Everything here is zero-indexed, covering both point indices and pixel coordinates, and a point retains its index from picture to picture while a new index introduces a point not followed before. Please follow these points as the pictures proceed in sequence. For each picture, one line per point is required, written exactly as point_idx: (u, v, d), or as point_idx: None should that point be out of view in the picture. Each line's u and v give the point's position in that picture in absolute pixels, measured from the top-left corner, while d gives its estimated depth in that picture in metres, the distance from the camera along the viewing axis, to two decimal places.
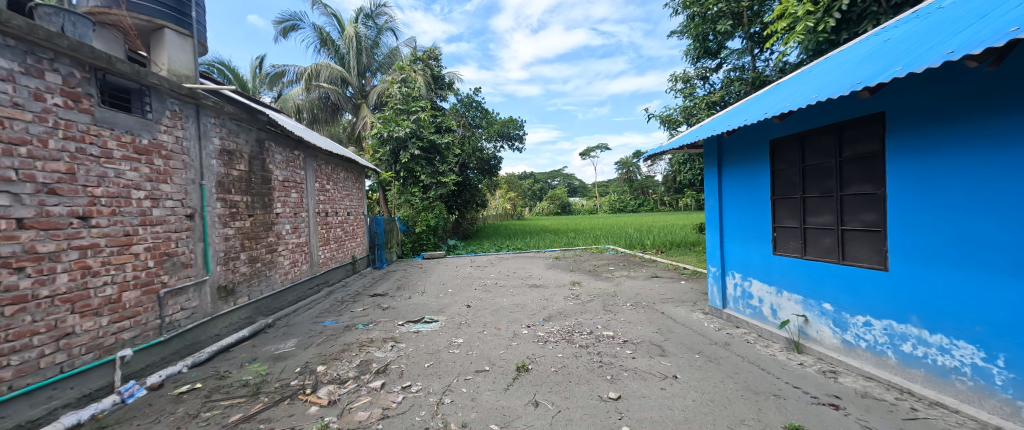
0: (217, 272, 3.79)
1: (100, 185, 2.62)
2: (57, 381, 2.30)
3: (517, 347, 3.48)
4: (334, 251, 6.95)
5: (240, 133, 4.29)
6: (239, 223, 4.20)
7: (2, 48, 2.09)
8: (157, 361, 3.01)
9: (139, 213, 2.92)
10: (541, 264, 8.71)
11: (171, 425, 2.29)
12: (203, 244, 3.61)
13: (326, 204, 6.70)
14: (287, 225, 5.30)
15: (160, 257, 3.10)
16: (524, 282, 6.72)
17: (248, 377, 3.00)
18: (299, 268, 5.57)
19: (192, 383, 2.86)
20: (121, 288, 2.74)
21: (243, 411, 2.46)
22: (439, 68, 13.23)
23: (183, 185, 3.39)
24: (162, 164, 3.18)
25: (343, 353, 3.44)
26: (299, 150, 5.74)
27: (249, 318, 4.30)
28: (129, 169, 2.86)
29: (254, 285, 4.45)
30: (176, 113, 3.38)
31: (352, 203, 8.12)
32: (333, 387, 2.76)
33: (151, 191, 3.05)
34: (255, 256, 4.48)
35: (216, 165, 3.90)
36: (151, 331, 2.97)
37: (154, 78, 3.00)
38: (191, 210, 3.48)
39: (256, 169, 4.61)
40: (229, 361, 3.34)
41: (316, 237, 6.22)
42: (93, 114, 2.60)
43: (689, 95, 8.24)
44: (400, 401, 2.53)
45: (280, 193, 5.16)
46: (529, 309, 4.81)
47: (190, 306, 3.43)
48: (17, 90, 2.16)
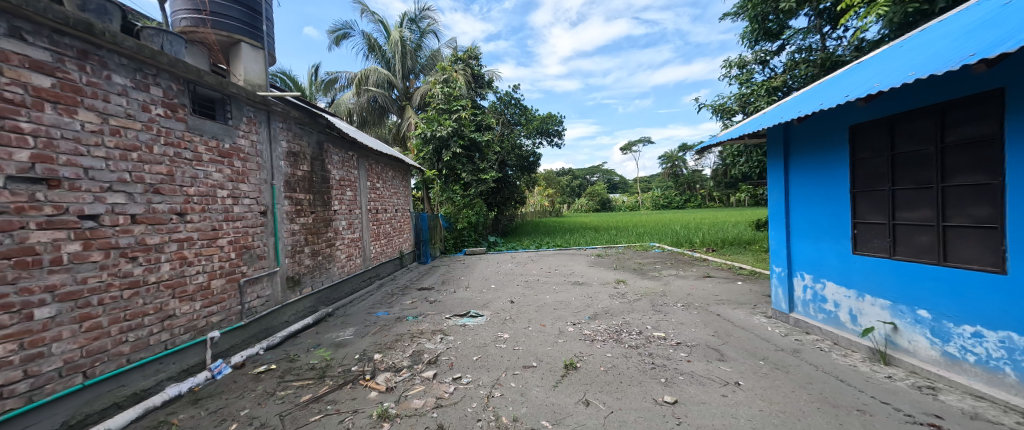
0: (286, 264, 4.14)
1: (193, 186, 2.96)
2: (162, 357, 2.63)
3: (563, 344, 3.43)
4: (383, 246, 7.31)
5: (303, 136, 4.63)
6: (303, 219, 4.55)
7: (118, 66, 2.43)
8: (239, 342, 3.36)
9: (223, 210, 3.27)
10: (583, 262, 8.53)
11: (253, 401, 2.55)
12: (274, 238, 3.96)
13: (377, 202, 7.06)
14: (343, 222, 5.65)
15: (240, 250, 3.45)
16: (566, 279, 6.64)
17: (315, 361, 3.25)
18: (353, 262, 5.93)
19: (267, 364, 3.16)
20: (210, 276, 3.09)
21: (312, 392, 2.67)
22: (478, 67, 13.40)
23: (257, 185, 3.74)
24: (240, 165, 3.52)
25: (396, 343, 3.61)
26: (353, 151, 6.11)
27: (312, 307, 4.66)
28: (215, 171, 3.20)
29: (316, 276, 4.80)
30: (251, 119, 3.72)
31: (400, 201, 8.49)
32: (389, 374, 2.90)
33: (232, 190, 3.39)
34: (317, 250, 4.84)
35: (284, 166, 4.25)
36: (233, 316, 3.32)
37: (233, 88, 3.33)
38: (264, 207, 3.82)
39: (317, 169, 4.96)
40: (297, 345, 3.65)
41: (368, 234, 6.57)
42: (187, 123, 2.94)
43: (745, 81, 7.64)
44: (452, 391, 2.61)
45: (337, 191, 5.51)
46: (574, 307, 4.74)
47: (265, 294, 3.77)
48: (129, 103, 2.49)
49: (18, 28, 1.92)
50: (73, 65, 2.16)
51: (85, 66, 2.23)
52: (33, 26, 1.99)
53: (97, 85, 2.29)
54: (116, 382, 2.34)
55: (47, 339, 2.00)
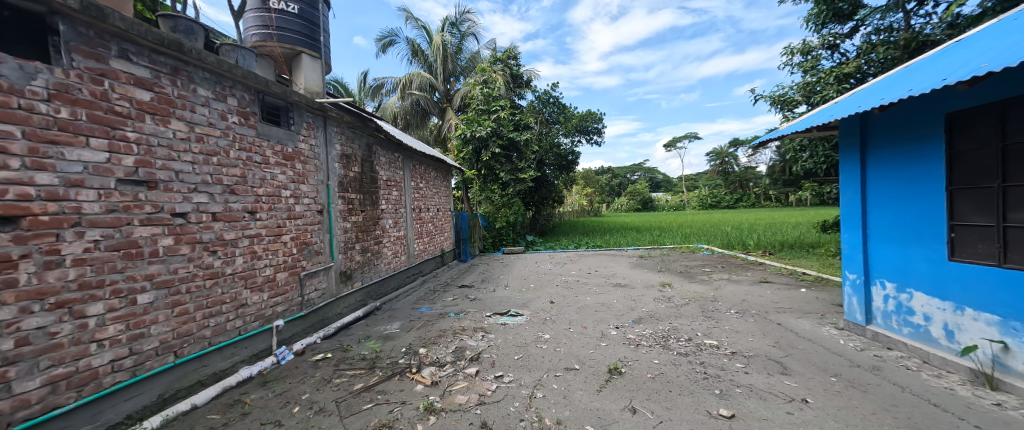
0: (339, 259, 4.42)
1: (262, 186, 3.25)
2: (237, 341, 2.92)
3: (607, 348, 3.33)
4: (426, 244, 7.56)
5: (354, 139, 4.90)
6: (355, 218, 4.83)
7: (202, 80, 2.72)
8: (299, 331, 3.64)
9: (287, 209, 3.55)
10: (625, 263, 8.25)
11: (313, 387, 2.74)
12: (329, 235, 4.23)
13: (420, 202, 7.32)
14: (390, 220, 5.92)
15: (300, 245, 3.73)
16: (607, 280, 6.46)
17: (366, 352, 3.43)
18: (399, 259, 6.20)
19: (324, 352, 3.39)
20: (276, 269, 3.37)
21: (364, 381, 2.81)
22: (518, 66, 13.44)
23: (315, 185, 4.02)
24: (301, 167, 3.80)
25: (440, 338, 3.71)
26: (399, 152, 6.37)
27: (362, 300, 4.93)
28: (280, 173, 3.49)
29: (366, 272, 5.07)
30: (310, 124, 4.00)
31: (441, 200, 8.75)
32: (434, 369, 2.98)
33: (294, 191, 3.67)
34: (366, 247, 5.11)
35: (339, 168, 4.53)
36: (295, 306, 3.60)
37: (296, 96, 3.60)
38: (321, 206, 4.11)
39: (367, 171, 5.23)
40: (350, 336, 3.88)
41: (412, 232, 6.83)
42: (258, 129, 3.23)
43: (810, 69, 6.97)
44: (495, 389, 2.63)
45: (384, 191, 5.78)
46: (617, 310, 4.59)
47: (321, 288, 4.05)
48: (211, 113, 2.78)
49: (126, 50, 2.22)
50: (167, 81, 2.45)
51: (176, 81, 2.52)
52: (137, 48, 2.28)
53: (186, 98, 2.58)
54: (200, 362, 2.63)
55: (146, 321, 2.29)
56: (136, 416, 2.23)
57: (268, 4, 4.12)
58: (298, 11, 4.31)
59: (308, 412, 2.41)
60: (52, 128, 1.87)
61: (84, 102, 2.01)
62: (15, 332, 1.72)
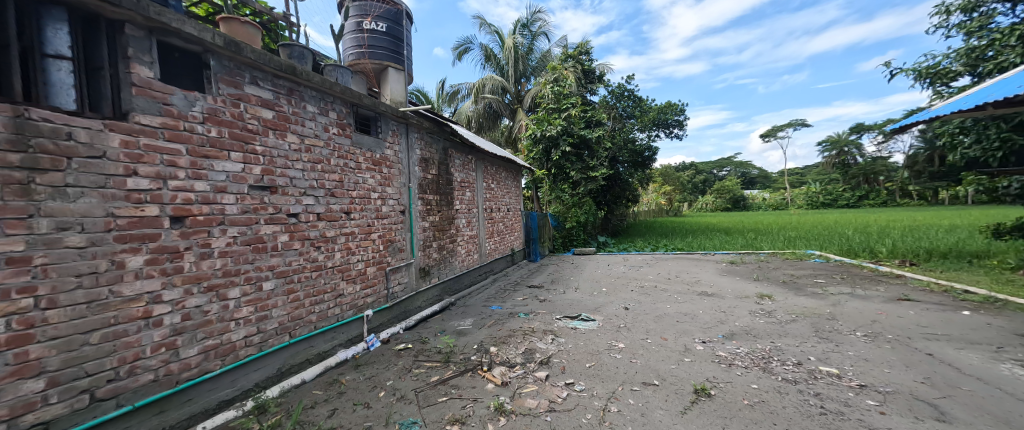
0: (419, 256, 4.73)
1: (355, 189, 3.62)
2: (336, 327, 3.31)
3: (691, 365, 3.00)
4: (497, 243, 7.74)
5: (432, 143, 5.20)
6: (432, 217, 5.13)
7: (310, 97, 3.12)
8: (385, 321, 3.99)
9: (375, 210, 3.91)
10: (711, 270, 7.42)
11: (395, 374, 2.96)
12: (411, 233, 4.56)
13: (491, 202, 7.52)
14: (463, 220, 6.17)
15: (386, 242, 4.07)
16: (690, 288, 5.87)
17: (441, 345, 3.61)
18: (471, 257, 6.43)
19: (405, 343, 3.66)
20: (366, 264, 3.73)
21: (440, 374, 2.95)
22: (590, 61, 13.01)
23: (399, 188, 4.36)
24: (387, 171, 4.15)
25: (510, 338, 3.74)
26: (472, 154, 6.62)
27: (438, 295, 5.22)
28: (370, 177, 3.85)
29: (442, 268, 5.36)
30: (395, 132, 4.35)
31: (512, 200, 8.87)
32: (504, 369, 3.00)
33: (382, 193, 4.02)
34: (442, 245, 5.39)
35: (419, 171, 4.85)
36: (381, 299, 3.94)
37: (383, 106, 3.94)
38: (404, 207, 4.44)
39: (443, 173, 5.52)
40: (427, 329, 4.13)
41: (484, 231, 7.04)
42: (353, 138, 3.61)
43: (976, 30, 5.45)
44: (566, 397, 2.54)
45: (458, 192, 6.04)
46: (703, 322, 4.12)
47: (403, 282, 4.37)
48: (316, 126, 3.17)
49: (255, 76, 2.64)
50: (285, 100, 2.86)
51: (292, 100, 2.93)
52: (263, 74, 2.70)
53: (298, 114, 2.98)
54: (308, 343, 3.02)
55: (269, 305, 2.70)
56: (262, 384, 2.64)
57: (362, 25, 4.62)
58: (386, 28, 4.74)
59: (391, 398, 2.59)
60: (206, 145, 2.30)
61: (227, 123, 2.43)
62: (181, 308, 2.15)
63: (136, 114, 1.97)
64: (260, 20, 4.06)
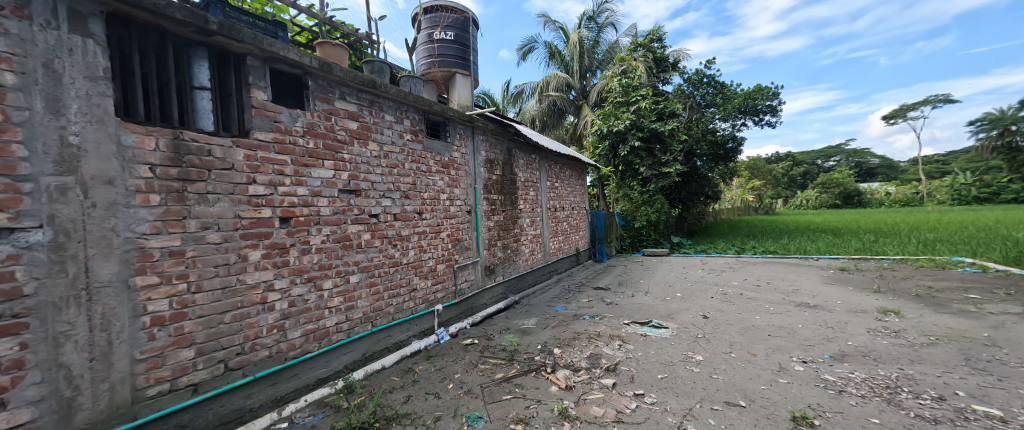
0: (485, 255, 4.89)
1: (427, 191, 3.87)
2: (410, 319, 3.57)
3: (787, 387, 2.64)
4: (561, 243, 7.66)
5: (497, 144, 5.34)
6: (497, 217, 5.27)
7: (387, 107, 3.40)
8: (454, 316, 4.21)
9: (444, 210, 4.13)
10: (813, 277, 6.43)
11: (463, 368, 3.11)
12: (477, 233, 4.73)
13: (556, 201, 7.46)
14: (528, 219, 6.21)
15: (454, 241, 4.29)
16: (784, 297, 5.17)
17: (506, 343, 3.69)
18: (536, 256, 6.45)
19: (472, 338, 3.82)
20: (436, 261, 3.97)
21: (504, 372, 3.02)
22: (662, 49, 12.16)
23: (466, 189, 4.56)
24: (455, 173, 4.36)
25: (575, 341, 3.67)
26: (536, 154, 6.64)
27: (503, 294, 5.35)
28: (439, 179, 4.08)
29: (507, 267, 5.47)
30: (462, 135, 4.55)
31: (577, 199, 8.70)
32: (568, 372, 2.96)
33: (450, 194, 4.24)
34: (507, 244, 5.50)
35: (484, 172, 5.01)
36: (450, 294, 4.16)
37: (451, 112, 4.14)
38: (470, 207, 4.62)
39: (507, 173, 5.63)
40: (493, 326, 4.25)
41: (548, 231, 7.02)
42: (424, 143, 3.86)
43: None
44: (635, 408, 2.42)
45: (523, 191, 6.10)
46: (803, 338, 3.59)
47: (470, 279, 4.56)
48: (393, 133, 3.45)
49: (343, 92, 2.96)
50: (367, 112, 3.17)
51: (372, 111, 3.23)
52: (349, 90, 3.02)
53: (378, 123, 3.28)
54: (387, 333, 3.31)
55: (355, 296, 3.02)
56: (350, 367, 2.96)
57: (433, 36, 4.95)
58: (454, 37, 4.99)
59: (459, 391, 2.72)
60: (306, 156, 2.65)
61: (322, 134, 2.77)
62: (288, 296, 2.51)
63: (255, 131, 2.34)
64: (348, 41, 4.54)
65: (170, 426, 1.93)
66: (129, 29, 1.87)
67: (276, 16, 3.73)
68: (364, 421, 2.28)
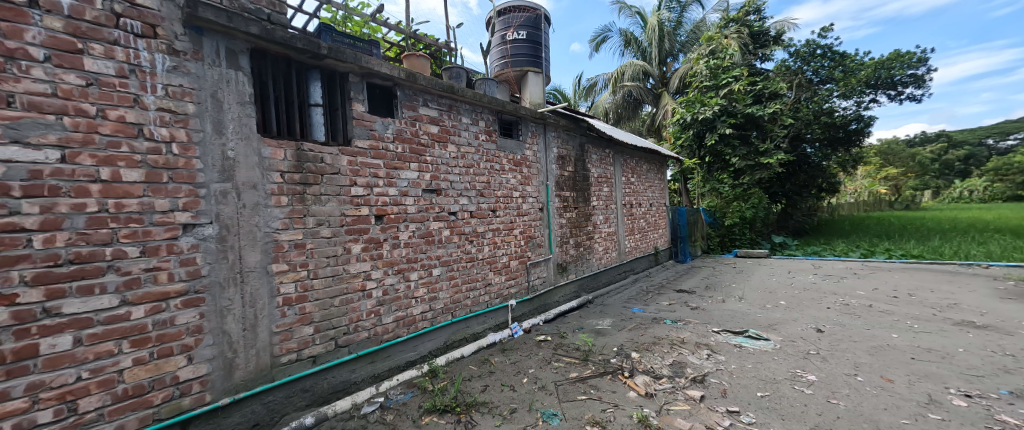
0: (557, 252, 4.87)
1: (500, 190, 3.99)
2: (486, 312, 3.74)
3: (941, 426, 2.13)
4: (638, 241, 7.25)
5: (569, 140, 5.26)
6: (570, 214, 5.20)
7: (464, 110, 3.58)
8: (527, 312, 4.28)
9: (517, 208, 4.22)
10: (979, 290, 5.06)
11: (537, 363, 3.16)
12: (549, 230, 4.74)
13: (632, 197, 7.09)
14: (601, 216, 6.01)
15: (527, 238, 4.35)
16: (932, 313, 4.17)
17: (580, 343, 3.63)
18: (610, 254, 6.21)
19: (544, 335, 3.85)
20: (509, 257, 4.08)
21: (578, 372, 2.98)
22: (761, 21, 10.67)
23: (538, 186, 4.58)
24: (527, 171, 4.42)
25: (655, 346, 3.46)
26: (610, 148, 6.39)
27: (576, 292, 5.27)
28: (512, 178, 4.17)
29: (579, 265, 5.37)
30: (534, 133, 4.59)
31: (655, 194, 8.14)
32: (648, 379, 2.81)
33: (522, 191, 4.31)
34: (579, 242, 5.40)
35: (556, 168, 4.98)
36: (523, 290, 4.25)
37: (522, 110, 4.21)
38: (542, 204, 4.64)
39: (579, 169, 5.51)
40: (566, 324, 4.23)
41: (624, 228, 6.70)
42: (498, 143, 3.99)
43: None
44: (728, 426, 2.20)
45: (596, 188, 5.91)
46: (964, 366, 2.86)
47: (542, 276, 4.59)
48: (469, 135, 3.63)
49: (425, 99, 3.20)
50: (446, 116, 3.38)
51: (451, 115, 3.44)
52: (431, 97, 3.26)
53: (456, 126, 3.48)
54: (465, 323, 3.51)
55: (437, 287, 3.26)
56: (434, 353, 3.21)
57: (506, 37, 5.06)
58: (526, 36, 5.05)
59: (533, 386, 2.77)
60: (395, 159, 2.94)
61: (408, 139, 3.04)
62: (382, 285, 2.82)
63: (355, 139, 2.66)
64: (430, 51, 4.89)
65: (295, 389, 2.31)
66: (265, 60, 2.28)
67: (371, 35, 4.19)
68: (446, 404, 2.45)
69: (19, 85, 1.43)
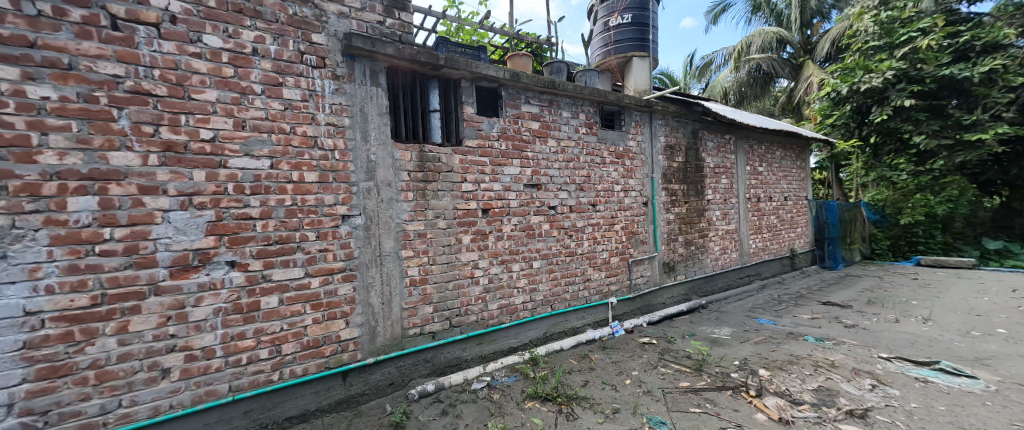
0: (663, 251, 4.50)
1: (601, 183, 3.88)
2: (585, 307, 3.70)
3: None
4: (766, 241, 6.18)
5: (679, 128, 4.78)
6: (679, 209, 4.73)
7: (564, 104, 3.58)
8: (628, 311, 4.09)
9: (618, 203, 4.04)
10: None
11: (641, 366, 3.00)
12: (654, 226, 4.41)
13: (759, 189, 6.07)
14: (718, 212, 5.31)
15: (629, 234, 4.13)
16: None
17: (691, 351, 3.31)
18: (729, 256, 5.46)
19: (649, 338, 3.63)
20: (610, 253, 3.94)
21: (690, 382, 2.73)
22: None
23: (642, 179, 4.29)
24: (630, 163, 4.18)
25: (790, 366, 2.93)
26: (730, 133, 5.57)
27: (685, 295, 4.79)
28: (613, 170, 4.01)
29: (690, 265, 4.86)
30: (639, 122, 4.31)
31: (792, 186, 6.81)
32: (783, 402, 2.41)
33: (624, 185, 4.10)
34: (690, 240, 4.87)
35: (663, 159, 4.59)
36: (624, 289, 4.06)
37: (626, 99, 3.99)
38: (646, 198, 4.34)
39: (691, 159, 4.96)
40: (674, 329, 3.90)
41: (747, 226, 5.80)
42: (599, 135, 3.87)
43: None
44: None
45: (712, 180, 5.24)
46: None
47: (646, 275, 4.31)
48: (569, 129, 3.62)
49: (528, 97, 3.30)
50: (547, 111, 3.43)
51: (551, 111, 3.47)
52: (533, 94, 3.34)
53: (556, 120, 3.50)
54: (563, 317, 3.54)
55: (537, 279, 3.35)
56: (535, 342, 3.32)
57: (609, 24, 4.88)
58: (631, 19, 4.77)
59: (638, 389, 2.65)
60: (500, 156, 3.11)
61: (512, 137, 3.19)
62: (488, 274, 3.03)
63: (465, 139, 2.91)
64: (531, 49, 5.01)
65: (420, 359, 2.66)
66: (396, 75, 2.65)
67: (479, 40, 4.49)
68: (548, 393, 2.53)
69: (248, 113, 1.98)
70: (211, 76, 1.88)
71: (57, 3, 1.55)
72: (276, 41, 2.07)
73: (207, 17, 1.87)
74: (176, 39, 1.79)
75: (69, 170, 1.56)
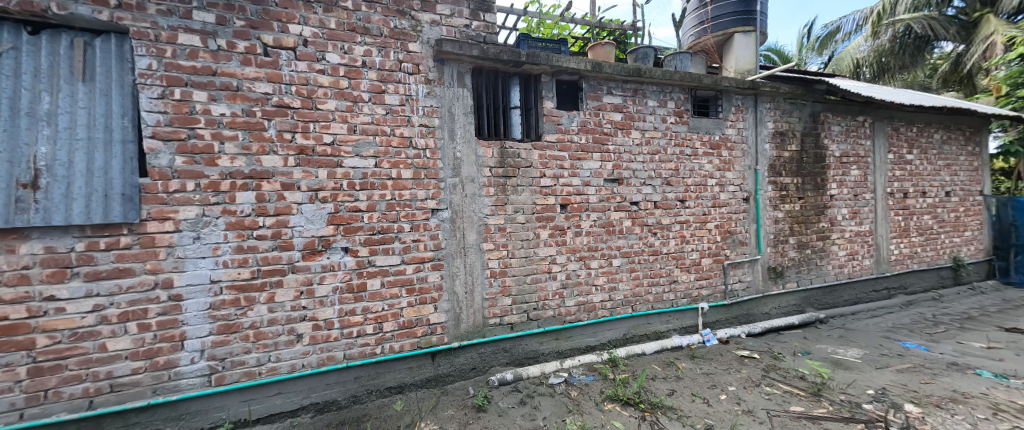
0: (768, 253, 3.93)
1: (691, 177, 3.54)
2: (671, 311, 3.43)
3: None
4: (915, 247, 4.96)
5: (793, 112, 4.10)
6: (790, 206, 4.07)
7: (650, 93, 3.34)
8: (723, 319, 3.67)
9: (712, 198, 3.64)
10: None
11: (738, 382, 2.67)
12: (756, 225, 3.87)
13: (906, 181, 4.89)
14: (845, 210, 4.43)
15: (724, 233, 3.70)
16: None
17: (806, 371, 2.83)
18: (859, 263, 4.52)
19: (748, 351, 3.22)
20: (701, 254, 3.59)
21: (805, 407, 2.35)
22: None
23: (742, 172, 3.80)
24: (728, 154, 3.73)
25: (951, 404, 2.33)
26: (865, 114, 4.59)
27: (797, 306, 4.12)
28: (707, 162, 3.63)
29: (804, 272, 4.15)
30: (740, 107, 3.81)
31: (957, 177, 5.33)
32: None
33: (720, 178, 3.68)
34: (804, 242, 4.16)
35: (770, 148, 3.99)
36: (718, 294, 3.66)
37: (725, 82, 3.56)
38: (747, 193, 3.83)
39: (809, 147, 4.22)
40: (781, 345, 3.39)
41: (886, 227, 4.73)
42: (690, 124, 3.53)
43: None
44: None
45: (837, 171, 4.38)
46: None
47: (745, 280, 3.81)
48: (656, 118, 3.37)
49: (610, 87, 3.17)
50: (631, 102, 3.25)
51: (636, 100, 3.28)
52: (615, 84, 3.19)
53: (641, 111, 3.29)
54: (646, 319, 3.34)
55: (617, 278, 3.22)
56: (614, 343, 3.20)
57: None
58: None
59: (735, 407, 2.37)
60: (579, 150, 3.04)
61: (593, 130, 3.09)
62: (566, 270, 3.01)
63: (545, 134, 2.91)
64: (614, 37, 4.77)
65: (499, 348, 2.77)
66: (480, 75, 2.77)
67: (560, 34, 4.44)
68: (629, 397, 2.42)
69: (358, 119, 2.26)
70: (331, 89, 2.19)
71: (229, 38, 1.97)
72: (380, 53, 2.32)
73: (329, 37, 2.19)
74: (307, 59, 2.13)
75: (237, 171, 1.98)
